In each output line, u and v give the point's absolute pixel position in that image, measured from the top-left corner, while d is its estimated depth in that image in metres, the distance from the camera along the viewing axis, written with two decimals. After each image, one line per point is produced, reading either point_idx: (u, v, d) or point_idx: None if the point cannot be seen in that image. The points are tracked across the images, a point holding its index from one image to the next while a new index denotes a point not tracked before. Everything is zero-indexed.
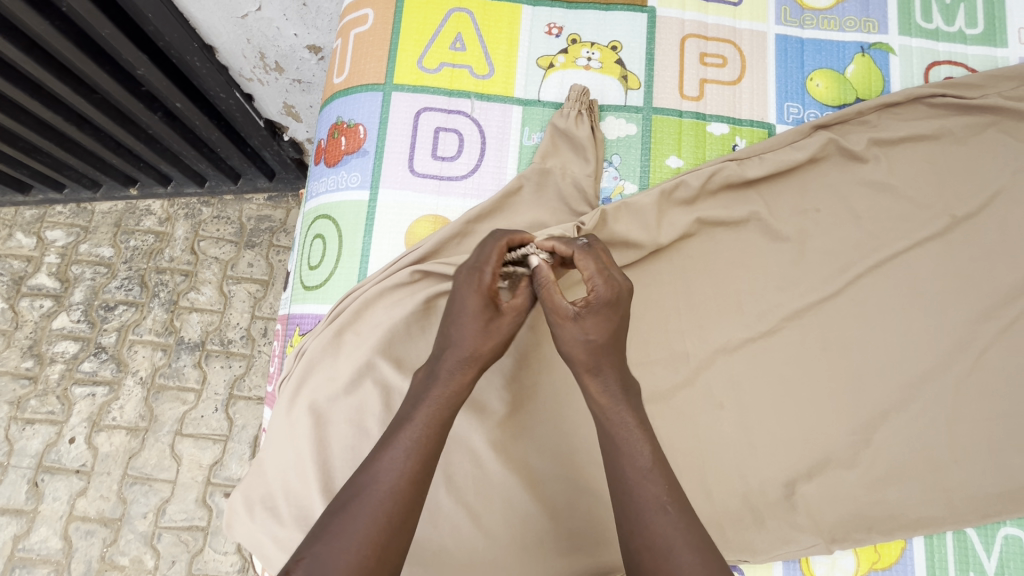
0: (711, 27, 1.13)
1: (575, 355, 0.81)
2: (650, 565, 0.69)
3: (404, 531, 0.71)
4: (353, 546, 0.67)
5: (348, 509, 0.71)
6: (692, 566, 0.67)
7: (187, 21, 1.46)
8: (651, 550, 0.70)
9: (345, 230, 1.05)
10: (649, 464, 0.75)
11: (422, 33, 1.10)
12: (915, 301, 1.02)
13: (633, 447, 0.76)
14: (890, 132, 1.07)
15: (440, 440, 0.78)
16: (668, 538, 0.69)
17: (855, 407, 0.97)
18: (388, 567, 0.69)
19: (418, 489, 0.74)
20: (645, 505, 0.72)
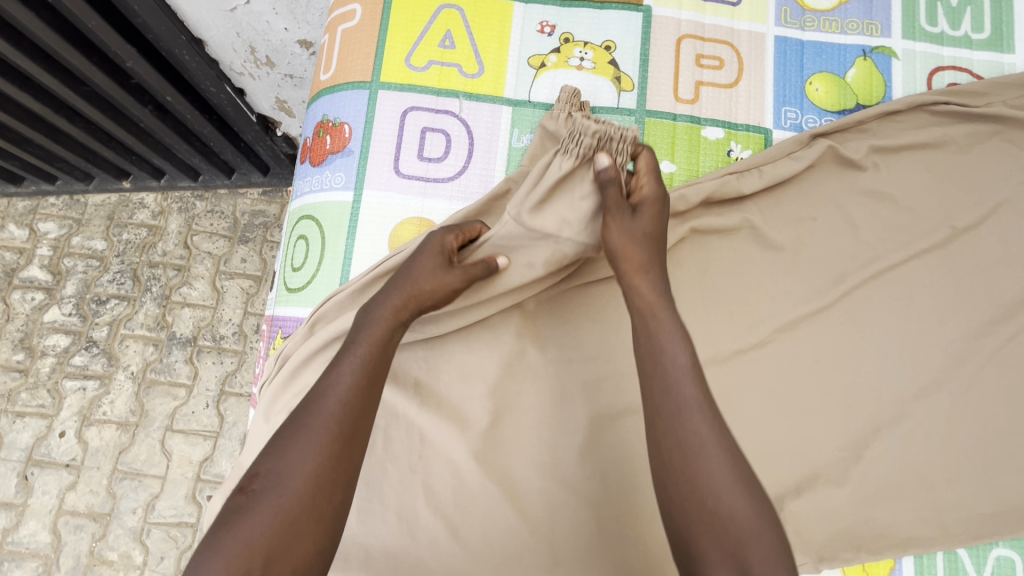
0: (708, 27, 1.10)
1: (630, 249, 0.82)
2: (680, 464, 0.69)
3: (357, 440, 0.73)
4: (305, 456, 0.69)
5: (298, 427, 0.72)
6: (721, 465, 0.68)
7: (175, 14, 1.42)
8: (682, 449, 0.69)
9: (328, 232, 1.02)
10: (687, 362, 0.74)
11: (411, 30, 1.07)
12: (911, 314, 0.99)
13: (672, 347, 0.75)
14: (890, 140, 1.05)
15: (384, 354, 0.79)
16: (701, 435, 0.69)
17: (847, 423, 0.95)
18: (344, 475, 0.71)
19: (366, 401, 0.75)
20: (681, 404, 0.71)
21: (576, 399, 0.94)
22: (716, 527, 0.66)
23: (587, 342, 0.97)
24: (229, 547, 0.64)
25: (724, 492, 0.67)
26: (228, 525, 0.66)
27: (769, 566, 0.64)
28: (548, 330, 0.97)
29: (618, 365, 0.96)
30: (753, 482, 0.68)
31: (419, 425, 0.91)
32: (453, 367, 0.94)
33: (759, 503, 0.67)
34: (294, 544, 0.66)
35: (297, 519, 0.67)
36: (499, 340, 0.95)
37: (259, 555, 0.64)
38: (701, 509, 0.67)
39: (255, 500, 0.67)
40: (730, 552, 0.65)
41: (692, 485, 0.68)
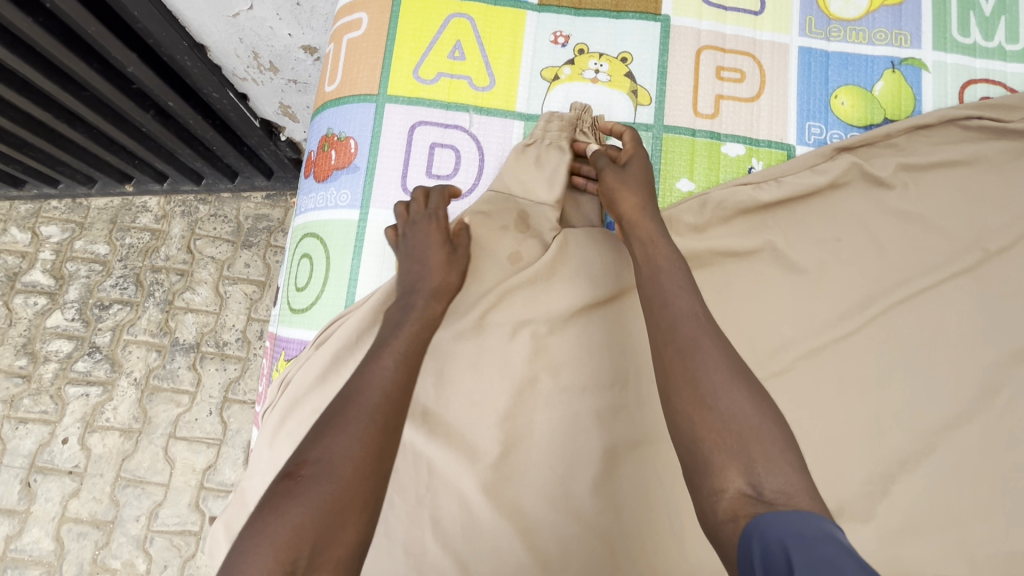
0: (729, 38, 1.05)
1: (623, 191, 0.88)
2: (678, 367, 0.70)
3: (398, 433, 0.70)
4: (354, 440, 0.65)
5: (343, 413, 0.68)
6: (718, 362, 0.69)
7: (176, 19, 1.39)
8: (680, 353, 0.71)
9: (333, 251, 0.99)
10: (682, 278, 0.78)
11: (419, 40, 1.03)
12: (939, 341, 0.95)
13: (671, 269, 0.79)
14: (919, 157, 1.00)
15: (418, 352, 0.79)
16: (695, 336, 0.71)
17: (871, 455, 0.91)
18: (387, 467, 0.67)
19: (406, 394, 0.74)
20: (678, 313, 0.74)
21: (590, 429, 0.90)
22: (716, 424, 0.64)
23: (602, 369, 0.93)
24: (278, 533, 0.57)
25: (721, 389, 0.67)
26: (272, 512, 0.58)
27: (781, 470, 0.60)
28: (561, 356, 0.93)
29: (633, 393, 0.93)
30: (754, 386, 0.68)
31: (428, 455, 0.88)
32: (462, 394, 0.91)
33: (760, 403, 0.66)
34: (340, 536, 0.59)
35: (345, 508, 0.61)
36: (510, 366, 0.91)
37: (308, 546, 0.57)
38: (701, 407, 0.66)
39: (303, 487, 0.60)
40: (734, 451, 0.62)
41: (690, 385, 0.68)
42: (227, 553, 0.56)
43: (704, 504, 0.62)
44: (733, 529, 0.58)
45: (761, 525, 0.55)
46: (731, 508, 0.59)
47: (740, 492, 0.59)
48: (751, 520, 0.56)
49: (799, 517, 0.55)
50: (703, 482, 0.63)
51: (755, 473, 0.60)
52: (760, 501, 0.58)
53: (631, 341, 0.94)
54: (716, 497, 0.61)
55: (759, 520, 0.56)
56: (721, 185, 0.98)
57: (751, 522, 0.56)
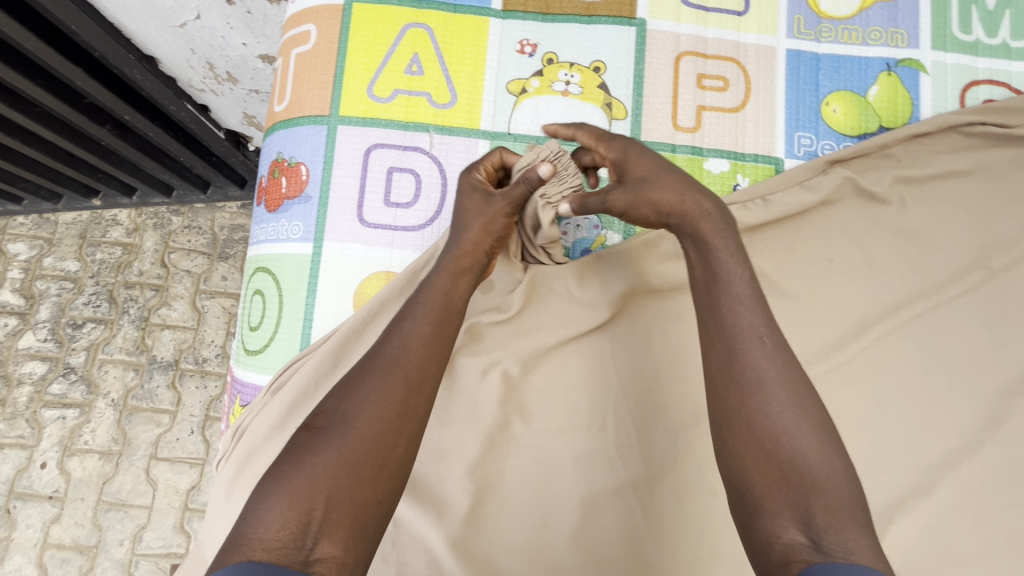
0: (711, 42, 0.97)
1: (654, 198, 0.74)
2: (734, 404, 0.62)
3: (422, 390, 0.67)
4: (370, 393, 0.64)
5: (364, 368, 0.67)
6: (784, 403, 0.61)
7: (118, 30, 1.30)
8: (737, 387, 0.63)
9: (286, 289, 0.91)
10: (745, 291, 0.66)
11: (372, 54, 0.94)
12: (940, 368, 0.89)
13: (729, 275, 0.68)
14: (917, 168, 0.93)
15: (452, 302, 0.74)
16: (759, 371, 0.62)
17: (869, 493, 0.85)
18: (410, 428, 0.65)
19: (432, 348, 0.70)
20: (738, 336, 0.64)
21: (567, 476, 0.84)
22: (776, 472, 0.58)
23: (578, 410, 0.86)
24: (292, 484, 0.57)
25: (786, 434, 0.59)
26: (289, 462, 0.59)
27: (846, 527, 0.54)
28: (533, 397, 0.87)
29: (614, 435, 0.86)
30: (825, 425, 0.60)
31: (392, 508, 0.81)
32: (428, 442, 0.85)
33: (830, 450, 0.59)
34: (355, 490, 0.59)
35: (360, 463, 0.60)
36: (480, 410, 0.85)
37: (321, 498, 0.57)
38: (759, 449, 0.60)
39: (320, 438, 0.61)
40: (792, 500, 0.57)
41: (748, 425, 0.61)
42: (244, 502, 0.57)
43: (754, 547, 0.57)
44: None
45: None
46: (782, 554, 0.54)
47: (794, 540, 0.55)
48: (804, 568, 0.52)
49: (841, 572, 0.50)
50: (754, 523, 0.58)
51: (814, 527, 0.55)
52: (817, 553, 0.53)
53: (610, 378, 0.88)
54: (769, 541, 0.56)
55: (811, 570, 0.52)
56: None
57: (804, 570, 0.52)
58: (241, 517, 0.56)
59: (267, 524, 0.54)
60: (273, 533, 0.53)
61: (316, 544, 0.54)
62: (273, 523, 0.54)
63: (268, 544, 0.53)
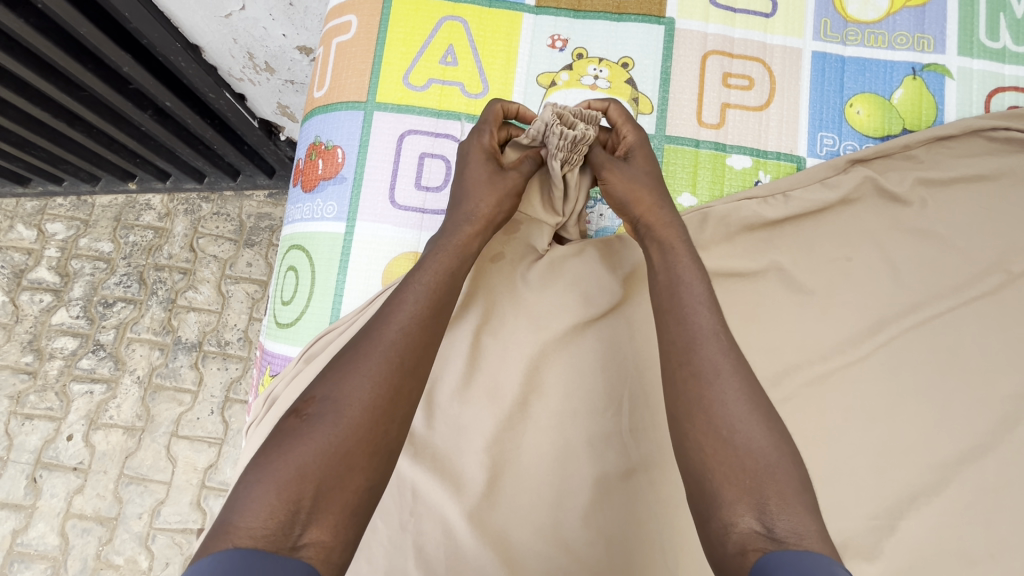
0: (738, 42, 0.99)
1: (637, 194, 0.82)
2: (693, 394, 0.66)
3: (417, 375, 0.69)
4: (362, 381, 0.65)
5: (358, 353, 0.68)
6: (738, 395, 0.64)
7: (168, 20, 1.36)
8: (696, 378, 0.66)
9: (318, 266, 0.96)
10: (702, 294, 0.72)
11: (410, 45, 0.99)
12: (955, 368, 0.89)
13: (689, 279, 0.74)
14: (939, 171, 0.94)
15: (450, 286, 0.76)
16: (715, 362, 0.67)
17: (879, 489, 0.85)
18: (401, 414, 0.66)
19: (429, 335, 0.71)
20: (699, 335, 0.69)
21: (582, 456, 0.86)
22: (732, 459, 0.61)
23: (595, 393, 0.89)
24: (280, 472, 0.58)
25: (739, 421, 0.63)
26: (277, 450, 0.60)
27: (795, 508, 0.57)
28: (552, 378, 0.89)
29: (628, 418, 0.88)
30: (776, 419, 0.64)
31: (412, 478, 0.84)
32: (449, 416, 0.87)
33: (781, 439, 0.62)
34: (346, 477, 0.60)
35: (350, 450, 0.61)
36: (501, 388, 0.88)
37: (311, 486, 0.58)
38: (716, 439, 0.62)
39: (308, 425, 0.62)
40: (747, 487, 0.59)
41: (705, 415, 0.64)
42: (231, 492, 0.57)
43: (712, 535, 0.58)
44: (740, 565, 0.54)
45: (770, 563, 0.51)
46: (740, 541, 0.56)
47: (750, 528, 0.56)
48: (760, 557, 0.53)
49: (829, 563, 0.51)
50: (712, 513, 0.59)
51: (767, 512, 0.57)
52: (770, 538, 0.55)
53: (628, 364, 0.90)
54: (726, 530, 0.57)
55: (769, 558, 0.53)
56: (725, 198, 0.93)
57: (761, 557, 0.53)
58: (228, 505, 0.56)
59: (254, 512, 0.55)
60: (261, 521, 0.54)
61: (304, 531, 0.55)
62: (261, 512, 0.55)
63: (256, 532, 0.53)
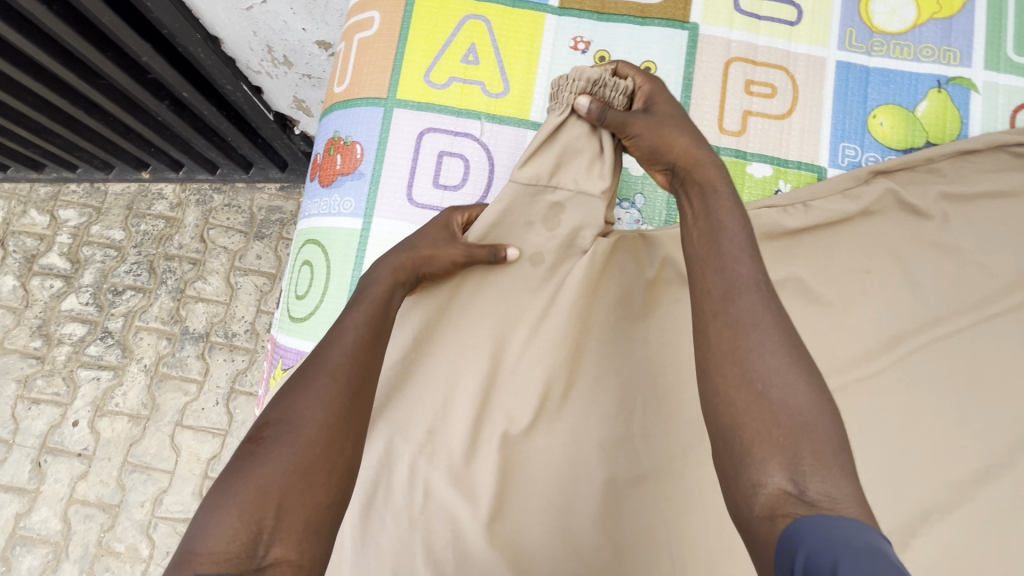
0: (762, 49, 0.99)
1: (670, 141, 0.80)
2: (727, 346, 0.62)
3: (366, 392, 0.67)
4: (314, 400, 0.63)
5: (305, 375, 0.65)
6: (776, 347, 0.60)
7: (189, 11, 1.37)
8: (731, 329, 0.63)
9: (334, 261, 0.96)
10: (743, 242, 0.68)
11: (432, 42, 0.98)
12: (973, 385, 0.88)
13: (727, 227, 0.70)
14: (962, 186, 0.93)
15: (385, 312, 0.76)
16: (753, 313, 0.62)
17: (893, 504, 0.84)
18: (356, 430, 0.64)
19: (371, 353, 0.70)
20: (737, 284, 0.65)
21: (593, 461, 0.85)
22: (766, 414, 0.57)
23: (608, 398, 0.88)
24: (241, 495, 0.55)
25: (776, 374, 0.59)
26: (235, 476, 0.56)
27: (832, 470, 0.53)
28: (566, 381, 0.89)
29: (641, 425, 0.87)
30: (816, 375, 0.60)
31: (422, 476, 0.84)
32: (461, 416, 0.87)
33: (820, 396, 0.58)
34: (308, 494, 0.57)
35: (310, 468, 0.59)
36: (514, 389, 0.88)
37: (273, 506, 0.55)
38: (750, 393, 0.59)
39: (265, 449, 0.59)
40: (781, 444, 0.55)
41: (740, 366, 0.60)
42: (188, 525, 0.54)
43: (738, 495, 0.55)
44: (770, 529, 0.51)
45: (802, 528, 0.48)
46: (768, 505, 0.53)
47: (780, 488, 0.53)
48: (789, 522, 0.50)
49: (867, 530, 0.47)
50: (740, 473, 0.56)
51: (800, 473, 0.53)
52: (801, 502, 0.51)
53: (642, 369, 0.89)
54: (754, 491, 0.54)
55: (799, 524, 0.50)
56: (744, 206, 0.92)
57: (791, 523, 0.50)
58: (186, 540, 0.53)
59: (212, 541, 0.52)
60: (222, 548, 0.51)
61: (267, 551, 0.53)
62: (222, 538, 0.52)
63: (217, 560, 0.51)
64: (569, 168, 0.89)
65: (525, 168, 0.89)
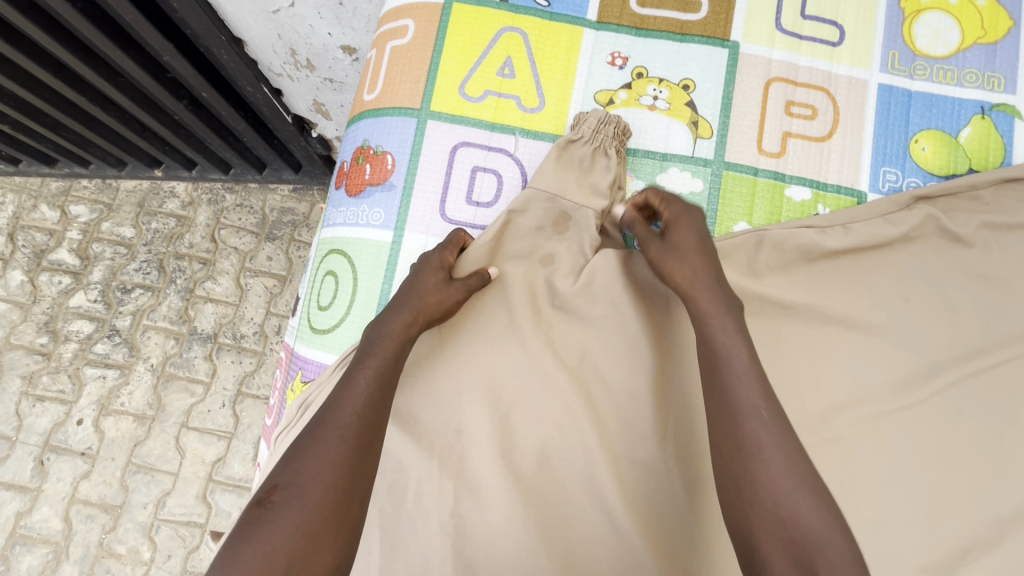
0: (803, 69, 0.97)
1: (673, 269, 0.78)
2: (727, 448, 0.64)
3: (373, 451, 0.67)
4: (322, 464, 0.63)
5: (314, 435, 0.65)
6: (772, 439, 0.63)
7: (215, 11, 1.36)
8: (731, 428, 0.65)
9: (361, 273, 0.94)
10: (732, 328, 0.71)
11: (467, 54, 0.97)
12: (1013, 419, 0.86)
13: (717, 317, 0.72)
14: (1005, 214, 0.91)
15: (396, 367, 0.75)
16: (746, 408, 0.65)
17: (931, 541, 0.81)
18: (361, 491, 0.64)
19: (379, 413, 0.70)
20: (729, 379, 0.67)
21: None
22: (772, 518, 0.59)
23: None
24: (248, 562, 0.55)
25: (774, 469, 0.61)
26: (243, 542, 0.57)
27: (837, 563, 0.56)
28: None
29: None
30: (809, 459, 0.62)
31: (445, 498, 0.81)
32: None
33: (816, 481, 0.61)
34: (312, 559, 0.58)
35: (317, 533, 0.59)
36: None
37: (279, 573, 0.55)
38: (752, 497, 0.61)
39: (272, 514, 0.59)
40: (790, 547, 0.58)
41: (741, 470, 0.63)
42: None
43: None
44: None
45: None
46: None
47: None
48: None
49: None
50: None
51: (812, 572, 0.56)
52: None
53: None
54: None
55: None
56: (782, 228, 0.91)
57: None
58: None
59: None
60: None
61: None
62: None
63: None
64: (595, 177, 0.90)
65: (550, 174, 0.90)
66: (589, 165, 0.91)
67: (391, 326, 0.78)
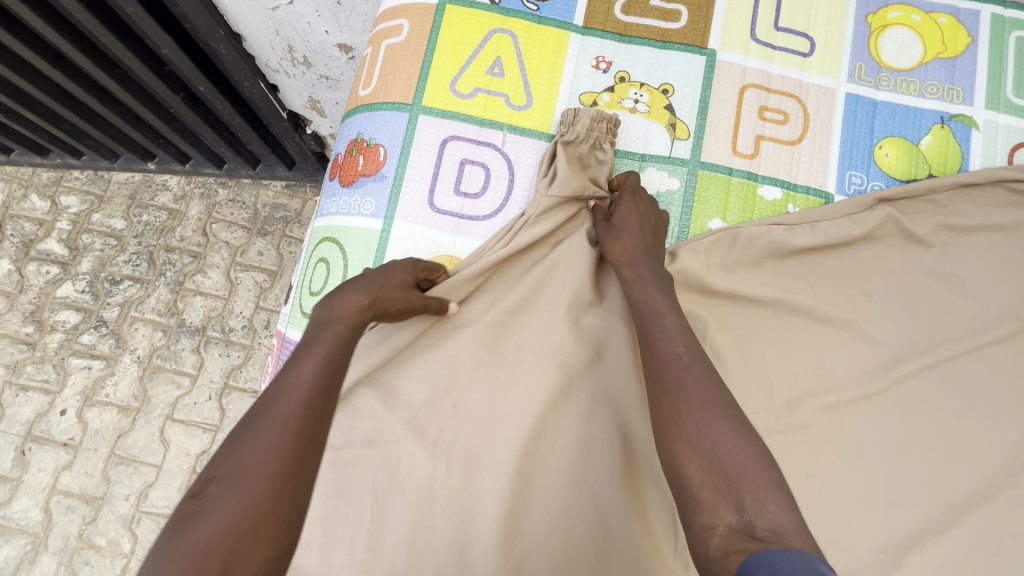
0: (775, 78, 1.03)
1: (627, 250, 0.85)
2: (664, 408, 0.68)
3: (317, 441, 0.66)
4: (260, 455, 0.62)
5: (254, 426, 0.64)
6: (704, 396, 0.67)
7: (216, 7, 1.40)
8: (666, 394, 0.69)
9: (352, 260, 0.97)
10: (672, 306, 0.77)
11: (459, 53, 1.01)
12: (967, 410, 0.92)
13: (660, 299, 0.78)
14: (961, 218, 0.97)
15: (343, 354, 0.73)
16: (680, 375, 0.69)
17: (889, 524, 0.86)
18: (303, 481, 0.63)
19: (324, 400, 0.68)
20: (665, 356, 0.72)
21: None
22: (705, 464, 0.62)
23: None
24: (183, 555, 0.55)
25: (705, 422, 0.65)
26: (178, 534, 0.57)
27: (769, 505, 0.58)
28: None
29: None
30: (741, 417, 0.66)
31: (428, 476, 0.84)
32: None
33: (746, 433, 0.64)
34: (251, 550, 0.57)
35: (254, 524, 0.58)
36: None
37: (215, 563, 0.56)
38: (686, 445, 0.64)
39: (209, 506, 0.59)
40: (723, 489, 0.60)
41: (675, 424, 0.66)
42: None
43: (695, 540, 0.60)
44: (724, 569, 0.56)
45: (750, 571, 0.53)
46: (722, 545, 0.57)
47: (729, 528, 0.58)
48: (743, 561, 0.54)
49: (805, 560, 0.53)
50: (693, 519, 0.61)
51: (745, 510, 0.58)
52: (751, 538, 0.56)
53: None
54: (707, 534, 0.59)
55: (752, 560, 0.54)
56: (753, 225, 0.96)
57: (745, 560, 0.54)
58: None
59: None
60: None
61: None
62: None
63: None
64: (596, 172, 0.95)
65: (560, 177, 0.93)
66: (588, 162, 0.95)
67: (343, 312, 0.76)
